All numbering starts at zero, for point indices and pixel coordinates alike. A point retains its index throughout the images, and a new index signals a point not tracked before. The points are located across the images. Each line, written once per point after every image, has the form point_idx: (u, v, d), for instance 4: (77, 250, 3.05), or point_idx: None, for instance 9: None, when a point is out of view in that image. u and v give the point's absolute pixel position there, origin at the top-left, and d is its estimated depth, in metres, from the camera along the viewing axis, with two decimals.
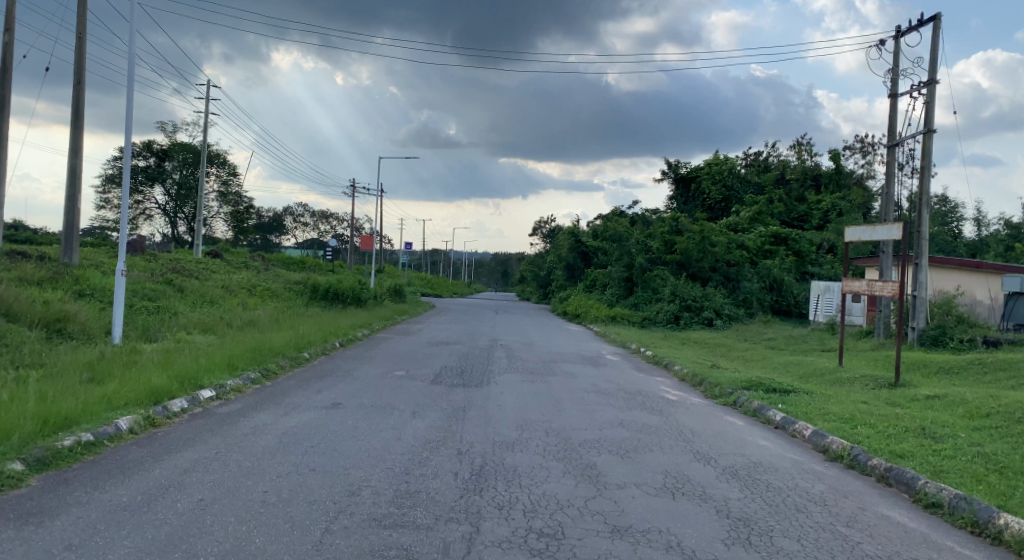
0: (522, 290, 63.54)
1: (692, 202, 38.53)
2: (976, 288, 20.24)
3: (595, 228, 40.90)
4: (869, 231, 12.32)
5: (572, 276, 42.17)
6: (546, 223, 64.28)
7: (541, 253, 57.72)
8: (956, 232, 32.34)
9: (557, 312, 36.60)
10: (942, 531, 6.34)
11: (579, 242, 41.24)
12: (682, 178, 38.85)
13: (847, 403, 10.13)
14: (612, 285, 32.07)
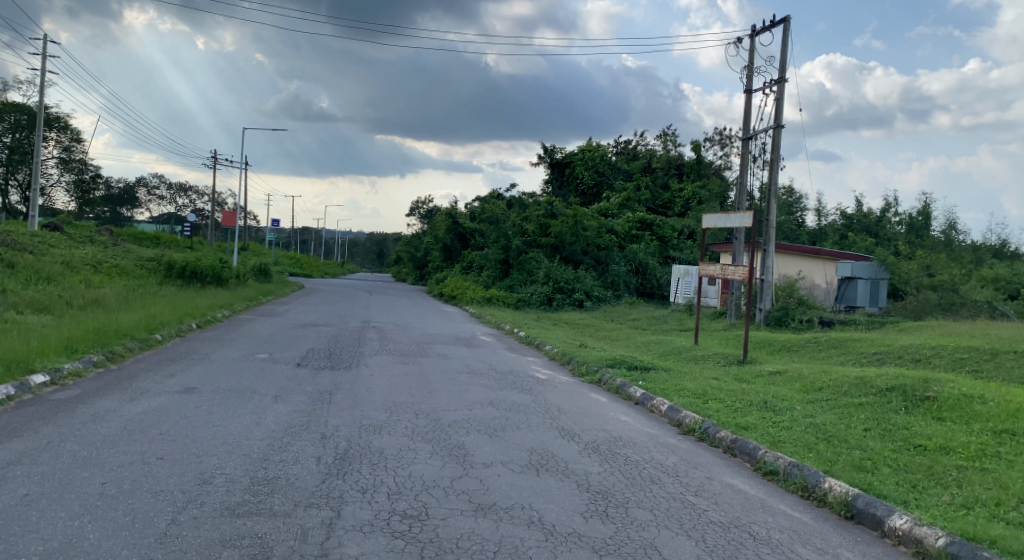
0: (397, 271, 62.92)
1: (565, 186, 39.36)
2: (815, 272, 21.87)
3: (472, 209, 40.93)
4: (723, 218, 13.09)
5: (448, 258, 42.08)
6: (423, 204, 63.40)
7: (417, 233, 56.92)
8: (799, 220, 35.00)
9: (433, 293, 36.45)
10: (778, 496, 6.91)
11: (456, 223, 41.12)
12: (557, 163, 39.58)
13: (700, 378, 10.81)
14: (489, 267, 32.00)
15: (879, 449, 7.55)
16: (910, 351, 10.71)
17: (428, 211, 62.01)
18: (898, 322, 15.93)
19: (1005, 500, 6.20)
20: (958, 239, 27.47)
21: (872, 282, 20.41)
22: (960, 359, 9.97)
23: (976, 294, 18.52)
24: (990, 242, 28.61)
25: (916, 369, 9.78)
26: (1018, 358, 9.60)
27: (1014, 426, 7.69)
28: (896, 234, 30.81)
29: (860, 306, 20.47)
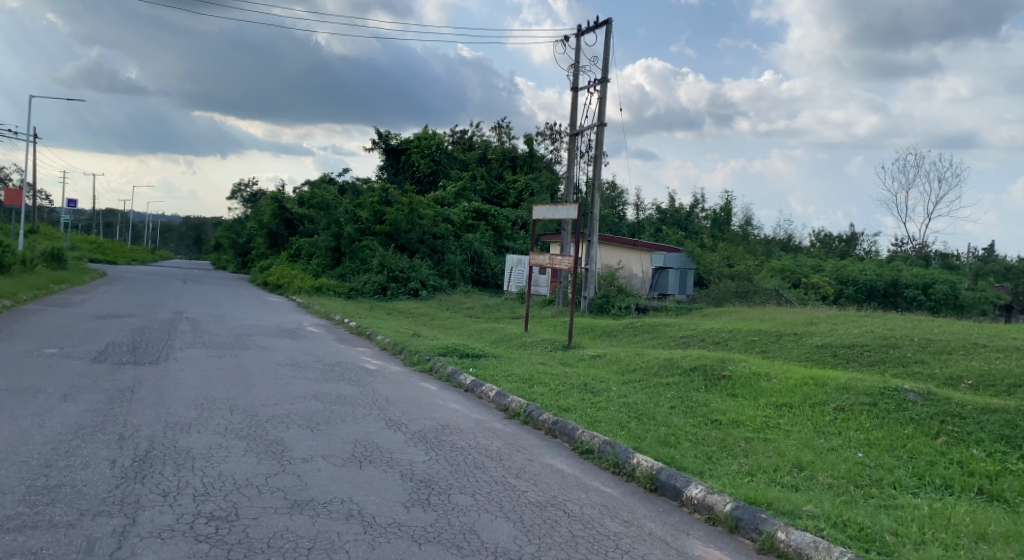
0: (218, 258, 58.76)
1: (401, 173, 38.87)
2: (633, 263, 23.19)
3: (301, 194, 39.18)
4: (552, 210, 13.57)
5: (274, 245, 39.96)
6: (246, 186, 59.64)
7: (240, 218, 53.50)
8: (621, 214, 37.13)
9: (257, 282, 34.54)
10: (592, 473, 7.28)
11: (283, 208, 39.21)
12: (391, 150, 38.91)
13: (527, 364, 11.17)
14: (318, 254, 30.68)
15: (681, 425, 8.20)
16: (711, 334, 11.76)
17: (253, 195, 58.47)
18: (702, 308, 17.46)
19: (783, 466, 6.99)
20: (754, 235, 30.59)
21: (681, 272, 22.19)
22: (752, 341, 11.11)
23: (765, 283, 20.73)
24: (779, 236, 32.18)
25: (715, 351, 10.75)
26: (798, 339, 10.87)
27: (792, 399, 8.69)
28: (703, 228, 33.68)
29: (671, 293, 22.12)
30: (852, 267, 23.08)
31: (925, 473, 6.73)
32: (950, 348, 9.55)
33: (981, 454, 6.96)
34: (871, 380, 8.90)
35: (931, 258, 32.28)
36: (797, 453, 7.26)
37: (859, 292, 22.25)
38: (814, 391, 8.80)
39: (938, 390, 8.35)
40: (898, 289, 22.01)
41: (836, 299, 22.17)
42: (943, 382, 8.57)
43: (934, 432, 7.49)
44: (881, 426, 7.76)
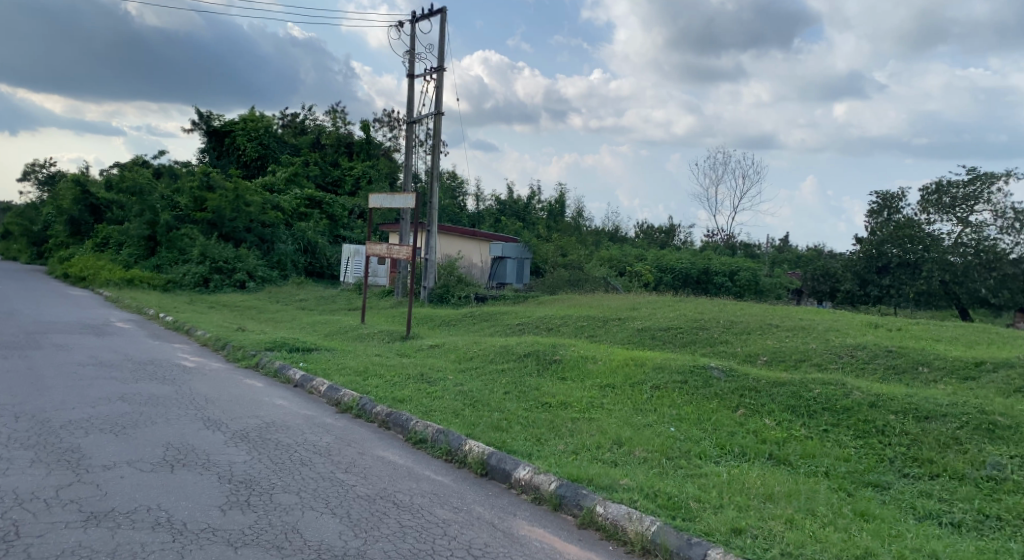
0: (7, 248, 51.86)
1: (225, 157, 36.47)
2: (472, 252, 23.59)
3: (108, 177, 35.70)
4: (389, 198, 13.34)
5: (76, 234, 36.19)
6: (40, 167, 53.05)
7: (35, 202, 47.59)
8: (460, 204, 37.28)
9: (56, 273, 31.04)
10: (424, 463, 7.26)
11: (87, 192, 35.49)
12: (215, 132, 36.34)
13: (362, 356, 10.92)
14: (129, 243, 28.20)
15: (513, 410, 8.39)
16: (545, 321, 12.17)
17: (49, 176, 52.28)
18: (538, 296, 18.04)
19: (604, 443, 7.37)
20: (585, 226, 32.02)
21: (519, 261, 22.55)
22: (581, 326, 11.63)
23: (595, 271, 21.85)
24: (607, 227, 33.97)
25: (547, 337, 11.13)
26: (621, 324, 11.53)
27: (615, 380, 9.21)
28: (540, 219, 34.70)
29: (509, 283, 22.57)
30: (670, 255, 24.85)
31: (726, 442, 7.41)
32: (749, 329, 10.56)
33: (772, 423, 7.78)
34: (685, 360, 9.63)
35: (737, 247, 35.62)
36: (617, 430, 7.69)
37: (676, 279, 23.99)
38: (634, 371, 9.39)
39: (739, 367, 9.22)
40: (708, 276, 24.07)
41: (656, 285, 23.70)
42: (743, 359, 9.49)
43: (734, 405, 8.26)
44: (691, 401, 8.43)
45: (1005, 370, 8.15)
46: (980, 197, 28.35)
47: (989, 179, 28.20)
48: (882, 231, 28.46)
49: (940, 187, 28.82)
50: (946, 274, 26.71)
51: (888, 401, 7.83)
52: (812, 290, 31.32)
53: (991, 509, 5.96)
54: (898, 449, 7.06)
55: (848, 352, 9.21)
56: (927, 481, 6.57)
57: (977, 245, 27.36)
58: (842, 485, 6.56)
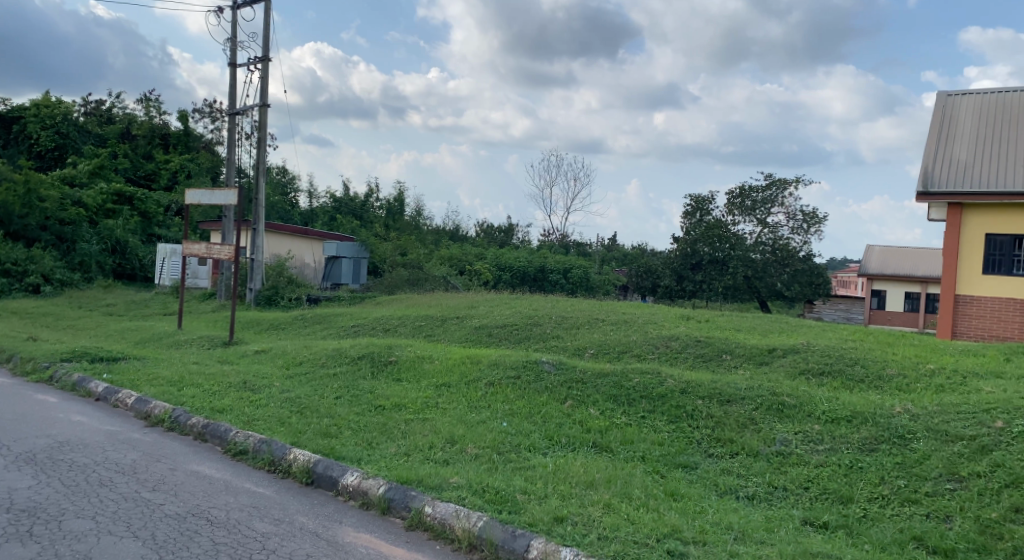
0: None
1: (13, 146, 32.37)
2: (303, 251, 22.81)
3: None
4: (208, 194, 12.50)
5: None
6: None
7: None
8: (294, 201, 35.73)
9: None
10: (244, 475, 6.86)
11: None
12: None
13: (177, 365, 10.13)
14: None
15: (344, 414, 8.17)
16: (382, 321, 11.98)
17: None
18: (376, 296, 17.77)
19: (436, 442, 7.37)
20: (424, 225, 31.93)
21: (355, 261, 22.03)
22: (418, 326, 11.57)
23: (435, 270, 21.95)
24: (446, 226, 34.16)
25: (383, 338, 10.96)
26: (460, 322, 11.60)
27: (450, 379, 9.25)
28: (378, 217, 34.03)
29: (344, 283, 21.97)
30: (508, 254, 25.34)
31: (554, 434, 7.68)
32: (578, 323, 11.05)
33: (596, 413, 8.16)
34: (517, 355, 9.88)
35: (570, 246, 37.14)
36: (450, 428, 7.72)
37: (514, 278, 24.54)
38: (469, 368, 9.50)
39: (568, 360, 9.61)
40: (544, 274, 25.16)
41: (495, 284, 24.06)
42: (572, 353, 9.88)
43: (563, 397, 8.57)
44: (522, 396, 8.65)
45: (792, 355, 9.15)
46: (776, 200, 31.68)
47: (783, 184, 31.54)
48: (695, 231, 30.99)
49: (743, 191, 31.82)
50: (748, 269, 29.91)
51: (698, 387, 8.50)
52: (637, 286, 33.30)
53: (780, 480, 6.64)
54: (705, 431, 7.68)
55: (664, 342, 9.90)
56: (728, 459, 7.20)
57: (774, 243, 30.66)
58: (656, 468, 7.03)
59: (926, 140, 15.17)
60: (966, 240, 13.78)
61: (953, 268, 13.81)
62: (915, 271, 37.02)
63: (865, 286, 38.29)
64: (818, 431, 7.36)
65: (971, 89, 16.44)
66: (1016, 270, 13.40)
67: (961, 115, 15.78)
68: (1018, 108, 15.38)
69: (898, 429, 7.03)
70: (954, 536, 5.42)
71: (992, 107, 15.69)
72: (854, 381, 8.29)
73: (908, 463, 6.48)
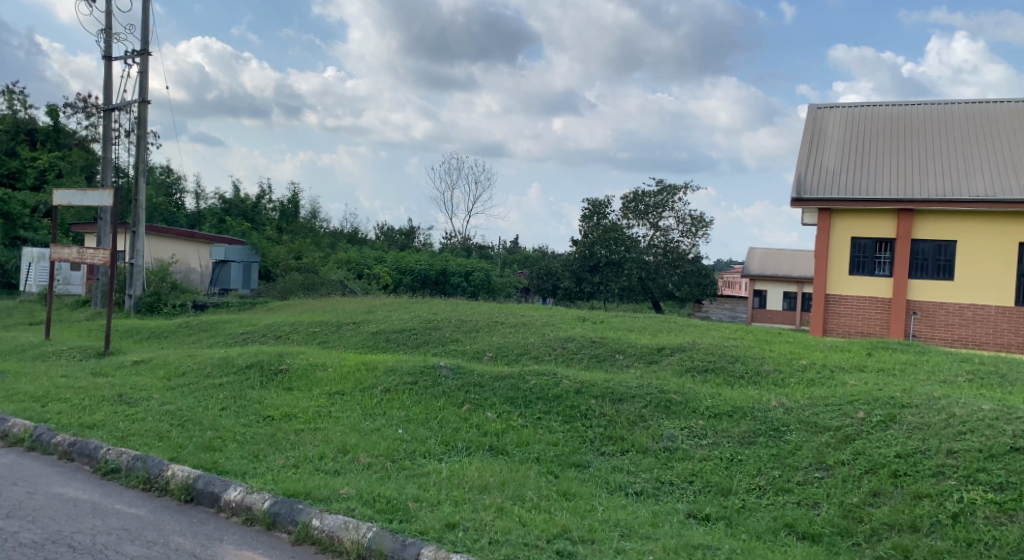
0: None
1: None
2: (190, 256, 21.91)
3: None
4: (80, 195, 11.69)
5: None
6: None
7: None
8: (179, 203, 33.90)
9: None
10: (114, 495, 6.44)
11: None
12: None
13: (43, 379, 9.38)
14: None
15: (229, 426, 7.82)
16: (274, 328, 11.57)
17: None
18: (268, 302, 17.15)
19: (327, 452, 7.18)
20: (320, 228, 31.09)
21: (244, 266, 21.25)
22: (312, 332, 11.25)
23: (331, 274, 21.37)
24: (344, 229, 33.43)
25: (273, 345, 10.58)
26: (356, 328, 11.37)
27: (344, 386, 9.04)
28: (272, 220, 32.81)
29: (233, 289, 21.12)
30: (408, 257, 25.07)
31: (450, 439, 7.64)
32: (477, 327, 11.06)
33: (493, 416, 8.19)
34: (414, 360, 9.77)
35: (471, 248, 37.17)
36: (342, 438, 7.54)
37: (414, 281, 24.33)
38: (365, 375, 9.31)
39: (466, 364, 9.59)
40: (445, 277, 25.02)
41: (395, 287, 23.78)
42: (471, 356, 9.88)
43: (459, 401, 8.55)
44: (419, 401, 8.56)
45: (681, 354, 9.52)
46: (668, 205, 33.01)
47: (673, 190, 32.87)
48: (592, 234, 31.66)
49: (637, 196, 32.92)
50: (642, 271, 31.01)
51: (592, 387, 8.69)
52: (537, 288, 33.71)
53: (667, 476, 6.88)
54: (598, 430, 7.86)
55: (561, 344, 10.06)
56: (619, 456, 7.39)
57: (665, 245, 31.98)
58: (550, 469, 7.13)
59: (800, 149, 16.20)
60: (834, 243, 14.82)
61: (824, 270, 14.80)
62: (793, 272, 39.44)
63: (748, 287, 40.38)
64: (702, 426, 7.68)
65: (838, 103, 17.75)
66: (876, 271, 14.58)
67: (831, 126, 16.96)
68: (878, 121, 16.73)
69: (773, 422, 7.45)
70: (821, 521, 5.79)
71: (857, 119, 16.97)
72: (736, 378, 8.72)
73: (782, 454, 6.87)
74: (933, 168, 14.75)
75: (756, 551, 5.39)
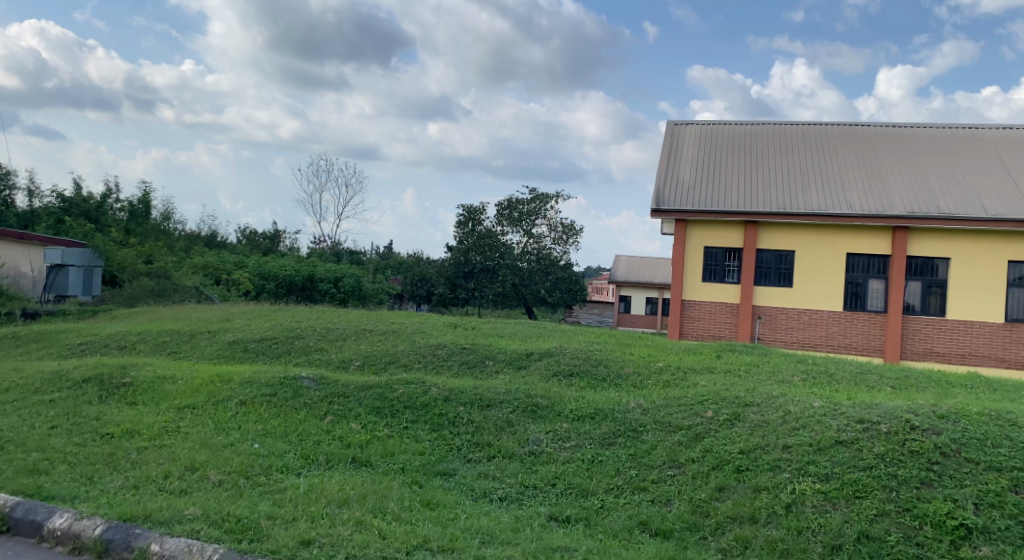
0: None
1: None
2: (19, 259, 19.82)
3: None
4: None
5: None
6: None
7: None
8: (9, 201, 30.55)
9: None
10: None
11: None
12: None
13: None
14: None
15: (59, 447, 7.12)
16: (117, 338, 10.69)
17: None
18: (113, 308, 15.92)
19: (173, 471, 6.69)
20: (174, 231, 29.12)
21: (84, 270, 19.84)
22: (162, 342, 10.50)
23: (185, 279, 20.41)
24: (202, 232, 31.58)
25: (115, 357, 9.77)
26: (211, 337, 10.73)
27: (195, 399, 8.49)
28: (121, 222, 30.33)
29: (72, 295, 19.37)
30: (272, 262, 24.05)
31: (310, 452, 7.35)
32: (344, 335, 10.75)
33: (357, 427, 7.96)
34: (274, 371, 9.34)
35: (342, 254, 36.18)
36: (190, 455, 7.05)
37: (279, 287, 23.36)
38: (219, 387, 8.78)
39: (330, 374, 9.27)
40: (312, 283, 24.20)
41: (256, 294, 22.68)
42: (336, 366, 9.57)
43: (322, 413, 8.25)
44: (278, 414, 8.18)
45: (547, 359, 9.70)
46: (540, 213, 33.75)
47: (546, 198, 33.76)
48: (466, 240, 31.72)
49: (511, 203, 33.42)
50: (515, 277, 31.39)
51: (459, 394, 8.66)
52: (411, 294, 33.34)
53: (530, 480, 6.96)
54: (465, 437, 7.84)
55: (430, 351, 9.97)
56: (485, 462, 7.40)
57: (538, 253, 32.77)
58: (415, 478, 7.01)
59: (661, 163, 17.06)
60: (692, 252, 15.73)
61: (683, 277, 15.64)
62: (655, 279, 41.45)
63: (614, 293, 41.98)
64: (566, 429, 7.85)
65: (695, 120, 18.93)
66: (728, 278, 15.59)
67: (688, 141, 18.00)
68: (730, 138, 17.98)
69: (632, 423, 7.73)
70: (672, 517, 6.05)
71: (712, 136, 18.13)
72: (599, 381, 8.99)
73: (638, 454, 7.14)
74: (775, 181, 16.07)
75: (611, 550, 5.55)
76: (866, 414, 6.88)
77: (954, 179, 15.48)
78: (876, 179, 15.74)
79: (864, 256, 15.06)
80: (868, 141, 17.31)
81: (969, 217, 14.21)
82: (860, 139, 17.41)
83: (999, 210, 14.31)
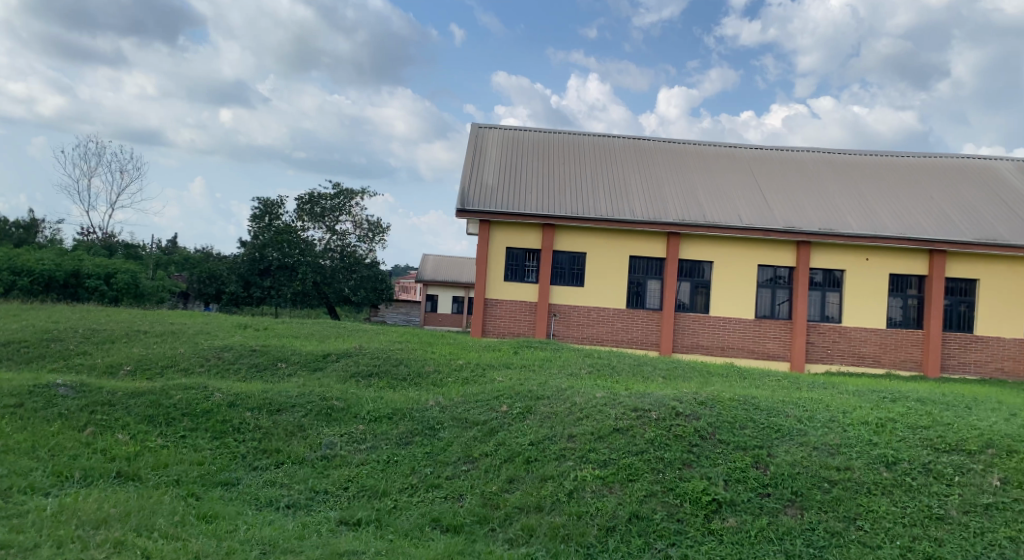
0: None
1: None
2: None
3: None
4: None
5: None
6: None
7: None
8: None
9: None
10: None
11: None
12: None
13: None
14: None
15: None
16: None
17: None
18: None
19: None
20: None
21: None
22: None
23: None
24: None
25: None
26: None
27: None
28: None
29: None
30: (27, 256, 21.20)
31: (64, 469, 6.49)
32: (112, 337, 9.66)
33: (124, 438, 7.18)
34: (21, 380, 8.15)
35: (116, 248, 32.49)
36: None
37: (35, 284, 20.61)
38: None
39: (93, 381, 8.27)
40: (78, 280, 21.50)
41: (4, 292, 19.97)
42: (101, 371, 8.57)
43: (81, 424, 7.33)
44: (24, 428, 7.14)
45: (345, 359, 9.43)
46: (344, 209, 32.83)
47: (350, 194, 32.94)
48: (263, 236, 30.13)
49: (312, 198, 32.21)
50: (316, 275, 30.26)
51: (246, 399, 8.13)
52: (199, 293, 30.98)
53: (321, 484, 6.70)
54: (251, 444, 7.37)
55: (215, 354, 9.27)
56: (273, 469, 7.01)
57: (342, 250, 31.88)
58: (191, 490, 6.46)
59: (464, 166, 17.32)
60: (495, 252, 16.18)
61: (486, 277, 16.03)
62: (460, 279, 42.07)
63: (421, 293, 41.97)
64: (361, 431, 7.67)
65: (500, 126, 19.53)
66: (529, 279, 16.23)
67: (491, 146, 18.46)
68: (531, 145, 18.72)
69: (429, 421, 7.74)
70: (463, 512, 6.13)
71: (514, 142, 18.76)
72: (398, 380, 8.91)
73: (433, 451, 7.17)
74: (571, 187, 16.99)
75: (399, 550, 5.49)
76: (640, 402, 7.47)
77: (720, 193, 17.38)
78: (656, 190, 17.24)
79: (645, 259, 16.41)
80: (652, 155, 18.91)
81: (732, 225, 15.99)
82: (646, 153, 18.97)
83: (755, 220, 16.27)
